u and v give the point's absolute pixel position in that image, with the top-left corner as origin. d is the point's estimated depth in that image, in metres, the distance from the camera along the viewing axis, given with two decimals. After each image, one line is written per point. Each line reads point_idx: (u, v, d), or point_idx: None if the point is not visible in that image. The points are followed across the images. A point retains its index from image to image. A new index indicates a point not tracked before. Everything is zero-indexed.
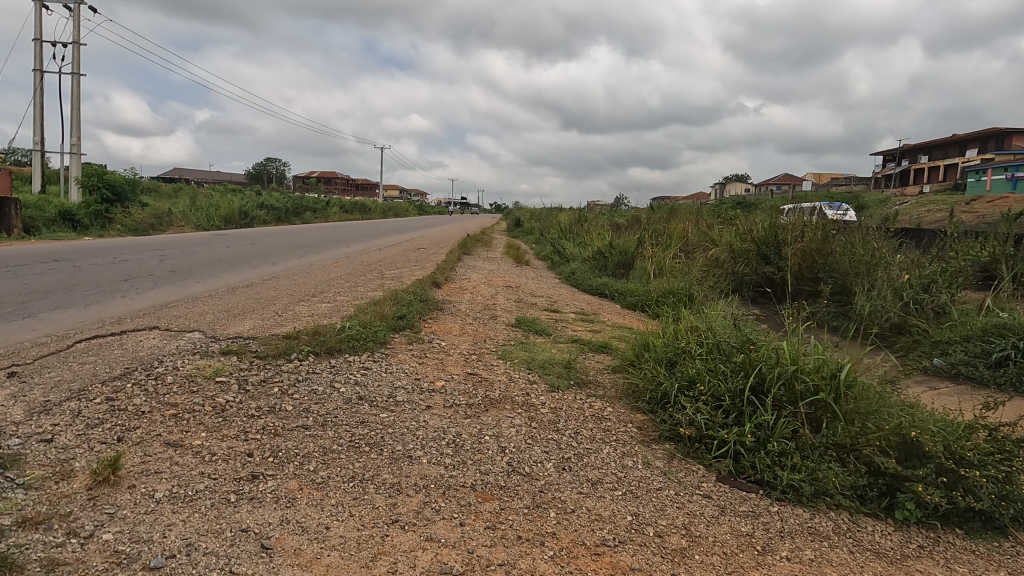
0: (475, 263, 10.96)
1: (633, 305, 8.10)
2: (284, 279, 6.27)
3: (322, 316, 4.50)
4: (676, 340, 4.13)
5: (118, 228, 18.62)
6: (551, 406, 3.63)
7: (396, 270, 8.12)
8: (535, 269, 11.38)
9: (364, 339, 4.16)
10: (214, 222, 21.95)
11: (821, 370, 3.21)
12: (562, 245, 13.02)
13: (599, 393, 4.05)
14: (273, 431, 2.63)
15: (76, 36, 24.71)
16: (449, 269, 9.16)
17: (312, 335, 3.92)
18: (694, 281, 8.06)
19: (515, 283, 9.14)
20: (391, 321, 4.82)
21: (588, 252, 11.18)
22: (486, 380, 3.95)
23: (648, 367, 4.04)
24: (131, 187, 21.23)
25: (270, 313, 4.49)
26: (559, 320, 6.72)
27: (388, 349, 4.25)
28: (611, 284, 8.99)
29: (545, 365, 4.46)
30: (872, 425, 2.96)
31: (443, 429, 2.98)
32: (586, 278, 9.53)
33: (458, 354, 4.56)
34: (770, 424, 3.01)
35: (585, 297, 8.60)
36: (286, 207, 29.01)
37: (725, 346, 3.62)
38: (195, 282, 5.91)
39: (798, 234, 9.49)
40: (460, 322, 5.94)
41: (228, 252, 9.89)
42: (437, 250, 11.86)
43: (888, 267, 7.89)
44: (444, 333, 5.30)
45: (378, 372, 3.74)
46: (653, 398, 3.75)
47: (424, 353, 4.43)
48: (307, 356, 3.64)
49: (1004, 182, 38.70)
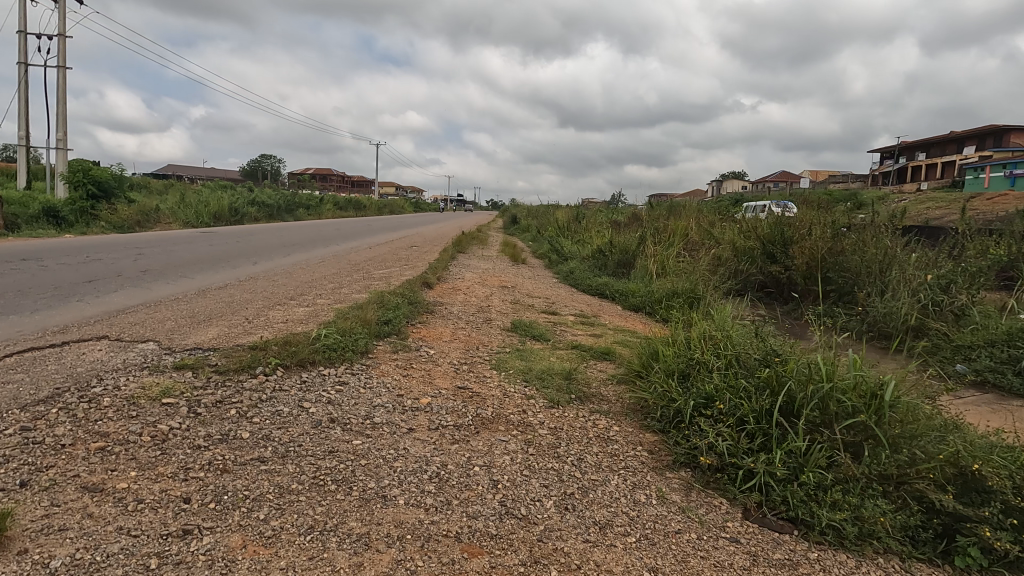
0: (469, 262, 10.56)
1: (634, 306, 7.70)
2: (262, 280, 5.85)
3: (298, 323, 4.09)
4: (689, 351, 3.72)
5: (104, 225, 18.15)
6: (550, 426, 3.22)
7: (385, 270, 7.71)
8: (532, 268, 10.97)
9: (343, 350, 3.74)
10: (203, 220, 21.47)
11: (859, 389, 2.81)
12: (560, 243, 12.60)
13: (603, 408, 3.65)
14: (221, 466, 2.21)
15: (62, 29, 24.20)
16: (441, 268, 8.73)
17: (283, 346, 3.51)
18: (699, 281, 7.68)
19: (512, 283, 8.73)
20: (374, 328, 4.40)
21: (587, 251, 10.78)
22: (478, 395, 3.54)
23: (658, 380, 3.64)
24: (118, 183, 20.73)
25: (240, 320, 4.07)
26: (558, 324, 6.31)
27: (370, 360, 3.84)
28: (611, 284, 8.59)
29: (543, 376, 4.04)
30: (922, 453, 2.56)
31: (426, 459, 2.57)
32: (585, 278, 9.13)
33: (447, 363, 4.15)
34: (804, 452, 2.61)
35: (584, 298, 8.20)
36: (279, 205, 28.51)
37: (746, 359, 3.22)
38: (164, 283, 5.48)
39: (806, 232, 9.11)
40: (452, 327, 5.52)
41: (210, 250, 9.45)
42: (431, 249, 11.44)
43: (902, 267, 7.51)
44: (434, 339, 4.88)
45: (356, 388, 3.32)
46: (665, 417, 3.35)
47: (410, 363, 4.01)
48: (274, 371, 3.22)
49: (1004, 180, 38.42)
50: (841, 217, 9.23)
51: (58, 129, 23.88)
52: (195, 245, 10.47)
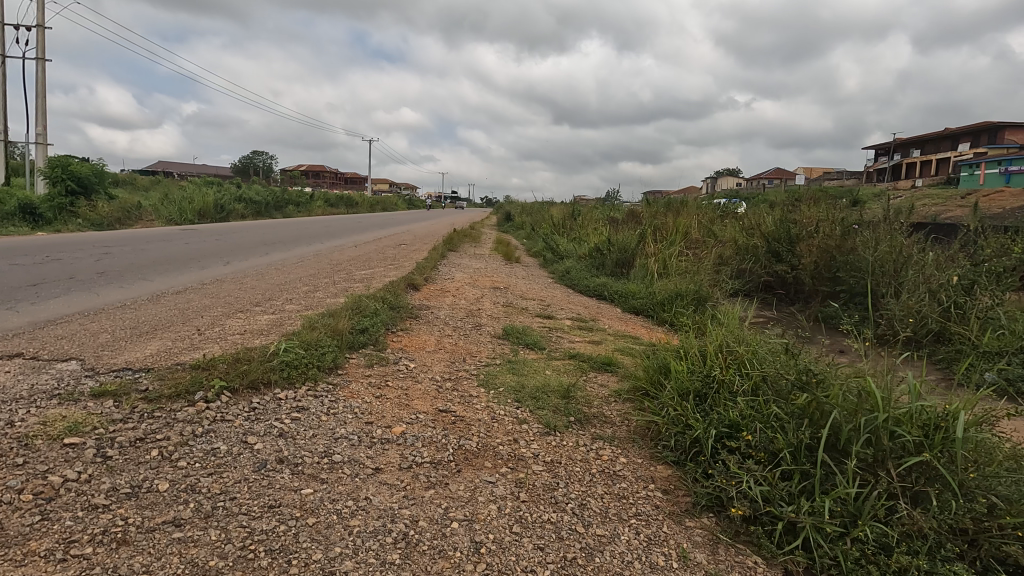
0: (460, 261, 10.05)
1: (635, 309, 7.22)
2: (229, 283, 5.33)
3: (257, 335, 3.57)
4: (706, 367, 3.24)
5: (82, 222, 17.47)
6: (546, 460, 2.73)
7: (368, 270, 7.19)
8: (526, 267, 10.47)
9: (306, 368, 3.23)
10: (187, 216, 20.85)
11: (918, 419, 2.34)
12: (555, 241, 12.09)
13: (608, 434, 3.16)
14: (119, 537, 1.70)
15: (40, 20, 23.47)
16: (429, 268, 8.21)
17: (232, 364, 2.99)
18: (703, 283, 7.21)
19: (504, 284, 8.24)
20: (347, 338, 3.90)
21: (584, 249, 10.30)
22: (463, 420, 3.04)
23: (670, 402, 3.16)
24: (99, 178, 20.04)
25: (189, 331, 3.54)
26: (554, 329, 5.81)
27: (338, 379, 3.34)
28: (610, 285, 8.10)
29: (537, 394, 3.54)
30: (1001, 502, 2.09)
31: (393, 513, 2.07)
32: (582, 278, 8.65)
33: (429, 379, 3.65)
34: (858, 501, 2.13)
35: (581, 300, 7.72)
36: (267, 202, 27.84)
37: (778, 380, 2.74)
38: (118, 287, 4.95)
39: (814, 228, 8.65)
40: (437, 334, 5.01)
41: (183, 249, 8.89)
42: (420, 247, 10.92)
43: (919, 266, 7.08)
44: (416, 350, 4.37)
45: (317, 414, 2.81)
46: (680, 447, 2.86)
47: (386, 381, 3.51)
48: (218, 396, 2.71)
49: (999, 176, 38.25)
50: (850, 214, 8.78)
51: (38, 123, 23.10)
52: (170, 244, 9.91)
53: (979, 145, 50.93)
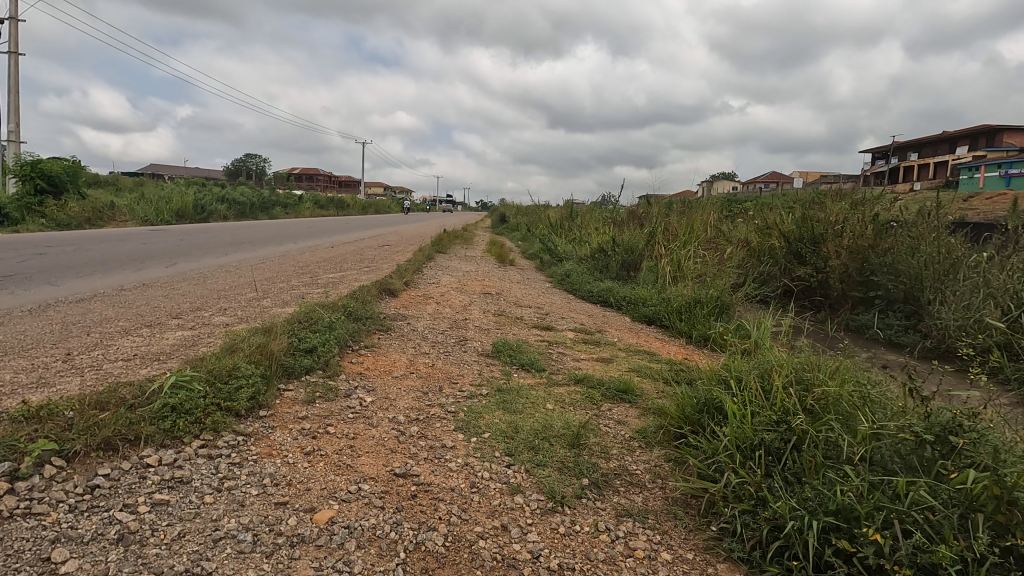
0: (449, 264, 9.09)
1: (648, 317, 6.27)
2: (156, 288, 4.35)
3: (150, 359, 2.58)
4: (777, 412, 2.28)
5: (47, 222, 16.28)
6: (551, 566, 1.76)
7: (338, 273, 6.22)
8: (521, 270, 9.50)
9: (205, 412, 2.24)
10: (164, 217, 19.73)
11: None
12: (553, 242, 11.12)
13: (638, 508, 2.20)
14: None
15: (12, 11, 22.43)
16: (412, 271, 7.23)
17: (80, 412, 2.00)
18: (726, 288, 6.28)
19: (496, 289, 7.28)
20: (280, 364, 2.93)
21: (585, 250, 9.36)
22: (427, 494, 2.07)
23: (727, 462, 2.20)
24: (70, 176, 18.93)
25: (51, 357, 2.56)
26: (554, 344, 4.85)
27: (254, 427, 2.36)
28: (616, 289, 7.15)
29: (535, 443, 2.57)
30: None
31: None
32: (584, 282, 7.71)
33: (388, 421, 2.68)
34: None
35: (584, 307, 6.76)
36: (252, 203, 26.78)
37: (904, 441, 1.79)
38: (10, 294, 3.95)
39: (843, 227, 7.76)
40: (411, 353, 4.03)
41: (136, 250, 7.90)
42: (405, 248, 9.96)
43: (973, 268, 6.17)
44: (379, 377, 3.39)
45: (199, 493, 1.83)
46: (752, 538, 1.91)
47: (328, 426, 2.53)
48: (34, 469, 1.73)
49: (1000, 179, 37.62)
50: (883, 211, 7.87)
51: (9, 120, 21.92)
52: (125, 244, 8.88)
53: (978, 148, 50.51)
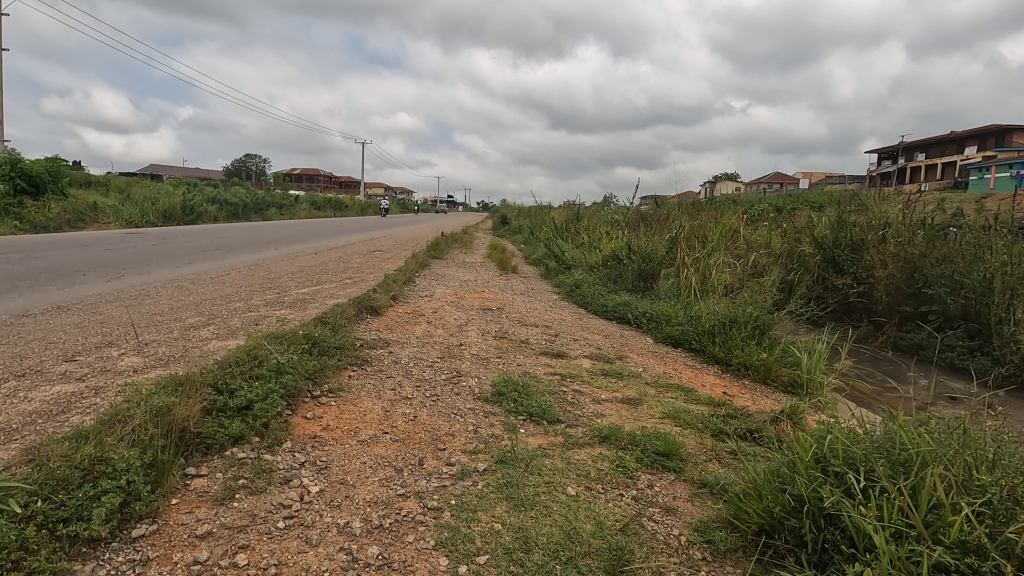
0: (445, 272, 8.24)
1: (674, 339, 5.40)
2: (72, 313, 3.47)
3: None
4: (957, 554, 1.41)
5: (22, 224, 15.31)
6: None
7: (313, 287, 5.36)
8: (525, 279, 8.62)
9: (16, 554, 1.38)
10: (150, 219, 18.89)
11: None
12: (559, 247, 10.25)
13: None
14: None
15: None
16: (401, 282, 6.35)
17: None
18: (766, 304, 5.41)
19: (498, 303, 6.41)
20: (180, 441, 2.06)
21: (595, 257, 8.49)
22: None
23: None
24: (51, 176, 18.05)
25: None
26: (568, 378, 3.98)
27: (109, 569, 1.48)
28: (635, 304, 6.28)
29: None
30: None
31: None
32: (595, 294, 6.83)
33: (335, 536, 1.80)
34: None
35: (599, 325, 5.89)
36: (244, 203, 25.93)
37: None
38: None
39: (888, 234, 6.90)
40: (389, 399, 3.16)
41: (91, 257, 7.01)
42: (397, 253, 9.10)
43: None
44: (339, 444, 2.51)
45: None
46: None
47: (238, 550, 1.65)
48: None
49: (1011, 181, 36.74)
50: (934, 214, 6.96)
51: None
52: (87, 249, 8.01)
53: (986, 148, 49.62)
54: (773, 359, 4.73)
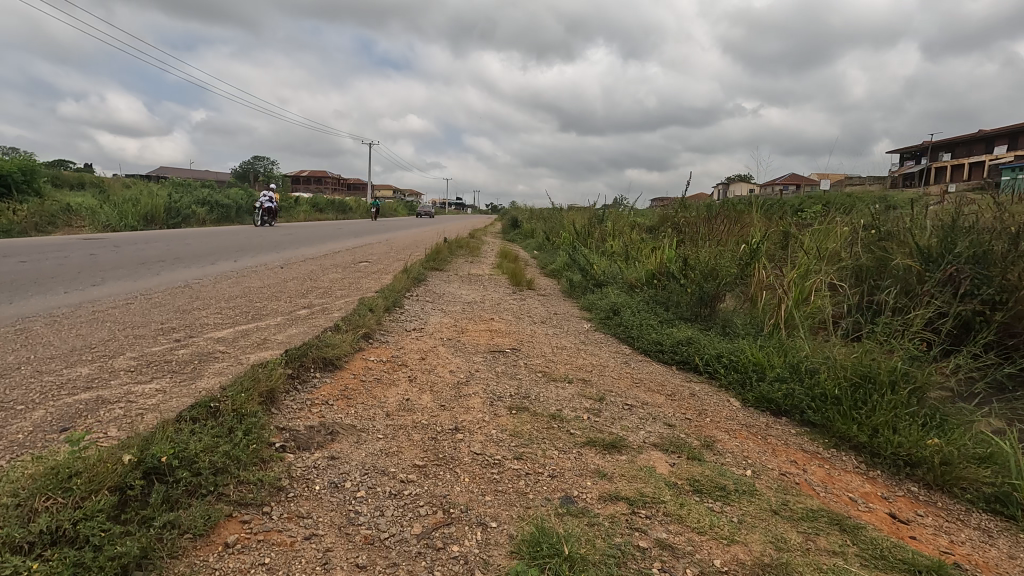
0: (444, 291, 6.52)
1: (774, 405, 3.65)
2: None
3: None
4: None
5: None
6: None
7: (243, 325, 3.66)
8: (544, 299, 6.90)
9: None
10: (131, 220, 17.41)
11: None
12: (584, 255, 8.54)
13: None
14: None
15: None
16: (379, 312, 4.64)
17: None
18: (911, 354, 3.62)
19: (511, 338, 4.70)
20: None
21: (633, 273, 6.79)
22: None
23: None
24: (25, 175, 16.61)
25: None
26: (641, 512, 2.24)
27: None
28: (703, 342, 4.52)
29: None
30: None
31: None
32: (643, 325, 5.09)
33: None
34: None
35: (657, 376, 4.15)
36: (239, 206, 24.53)
37: None
38: None
39: None
40: None
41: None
42: (388, 266, 7.42)
43: None
44: None
45: None
46: None
47: None
48: None
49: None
50: None
51: None
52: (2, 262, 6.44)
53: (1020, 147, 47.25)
54: (954, 449, 2.96)
